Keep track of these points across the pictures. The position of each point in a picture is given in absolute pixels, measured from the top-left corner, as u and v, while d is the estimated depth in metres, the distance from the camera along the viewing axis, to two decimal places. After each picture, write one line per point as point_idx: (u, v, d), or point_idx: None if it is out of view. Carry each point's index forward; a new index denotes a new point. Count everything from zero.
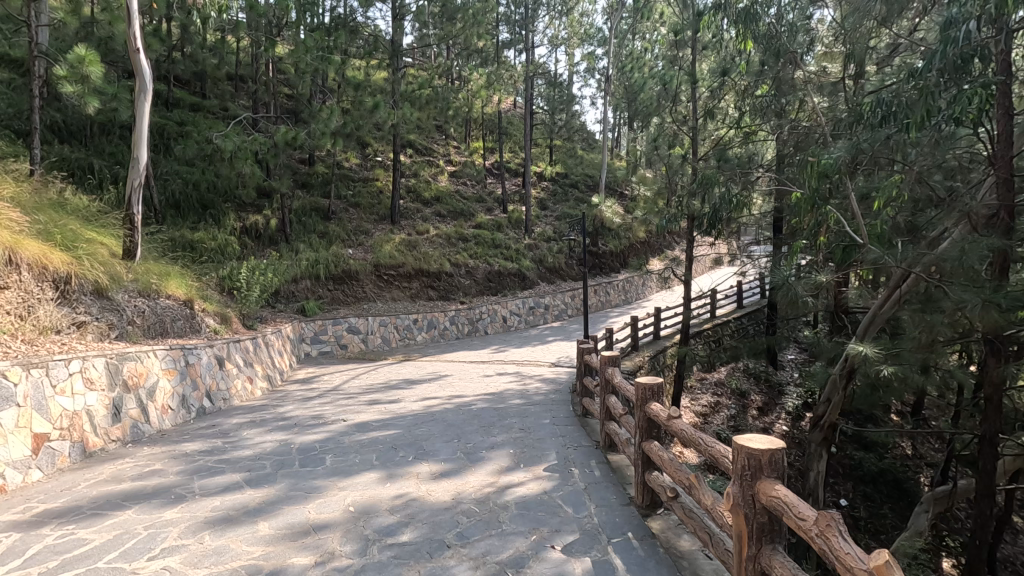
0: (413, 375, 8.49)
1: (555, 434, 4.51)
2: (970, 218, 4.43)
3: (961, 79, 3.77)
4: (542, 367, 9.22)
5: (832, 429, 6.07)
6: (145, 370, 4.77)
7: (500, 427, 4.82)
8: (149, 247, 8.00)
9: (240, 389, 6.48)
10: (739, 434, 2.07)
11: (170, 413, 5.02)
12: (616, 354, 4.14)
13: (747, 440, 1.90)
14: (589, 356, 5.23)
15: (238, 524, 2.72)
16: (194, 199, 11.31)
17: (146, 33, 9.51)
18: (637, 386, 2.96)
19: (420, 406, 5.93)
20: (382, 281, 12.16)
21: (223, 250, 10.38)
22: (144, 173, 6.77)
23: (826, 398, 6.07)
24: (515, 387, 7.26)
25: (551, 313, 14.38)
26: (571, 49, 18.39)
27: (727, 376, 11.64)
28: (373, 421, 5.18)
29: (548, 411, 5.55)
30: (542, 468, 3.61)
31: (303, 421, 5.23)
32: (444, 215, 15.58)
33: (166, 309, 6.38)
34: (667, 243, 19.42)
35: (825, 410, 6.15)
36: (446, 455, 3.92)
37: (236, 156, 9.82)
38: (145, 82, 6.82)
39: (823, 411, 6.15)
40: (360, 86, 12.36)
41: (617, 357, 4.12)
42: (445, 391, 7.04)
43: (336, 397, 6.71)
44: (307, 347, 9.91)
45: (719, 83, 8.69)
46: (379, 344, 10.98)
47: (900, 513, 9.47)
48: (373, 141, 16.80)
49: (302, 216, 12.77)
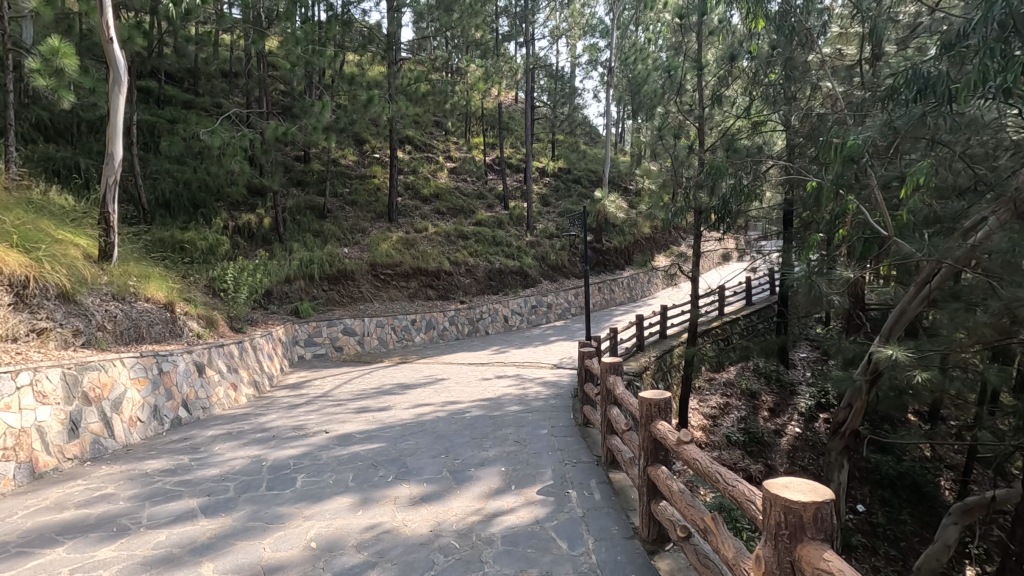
0: (408, 379, 8.12)
1: (553, 448, 4.12)
2: (1015, 203, 3.99)
3: (1008, 48, 3.34)
4: (544, 368, 8.86)
5: (853, 436, 5.67)
6: (109, 380, 4.42)
7: (493, 439, 4.44)
8: (131, 247, 7.68)
9: (222, 397, 6.13)
10: (773, 479, 1.67)
11: (139, 426, 4.67)
12: (619, 359, 3.74)
13: (784, 490, 1.50)
14: (590, 361, 4.84)
15: (178, 566, 2.35)
16: (184, 198, 11.01)
17: (129, 26, 9.17)
18: (641, 402, 2.56)
19: (411, 415, 5.56)
20: (379, 281, 11.80)
21: (214, 251, 10.06)
22: (120, 169, 6.42)
23: (846, 403, 5.65)
24: (513, 392, 6.88)
25: (553, 312, 13.99)
26: (572, 41, 17.93)
27: (736, 376, 11.24)
28: (359, 431, 4.82)
29: (547, 419, 5.16)
30: (535, 490, 3.22)
31: (282, 433, 4.87)
32: (444, 212, 15.22)
33: (143, 313, 6.05)
34: (673, 239, 18.97)
35: (845, 415, 5.74)
36: (430, 474, 3.53)
37: (225, 153, 9.47)
38: (120, 72, 6.48)
39: (844, 417, 5.76)
40: (355, 80, 11.99)
41: (620, 363, 3.72)
42: (440, 397, 6.67)
43: (324, 404, 6.35)
44: (300, 350, 9.60)
45: (727, 70, 8.24)
46: (376, 346, 10.63)
47: (919, 519, 9.05)
48: (370, 137, 16.42)
49: (297, 214, 12.42)
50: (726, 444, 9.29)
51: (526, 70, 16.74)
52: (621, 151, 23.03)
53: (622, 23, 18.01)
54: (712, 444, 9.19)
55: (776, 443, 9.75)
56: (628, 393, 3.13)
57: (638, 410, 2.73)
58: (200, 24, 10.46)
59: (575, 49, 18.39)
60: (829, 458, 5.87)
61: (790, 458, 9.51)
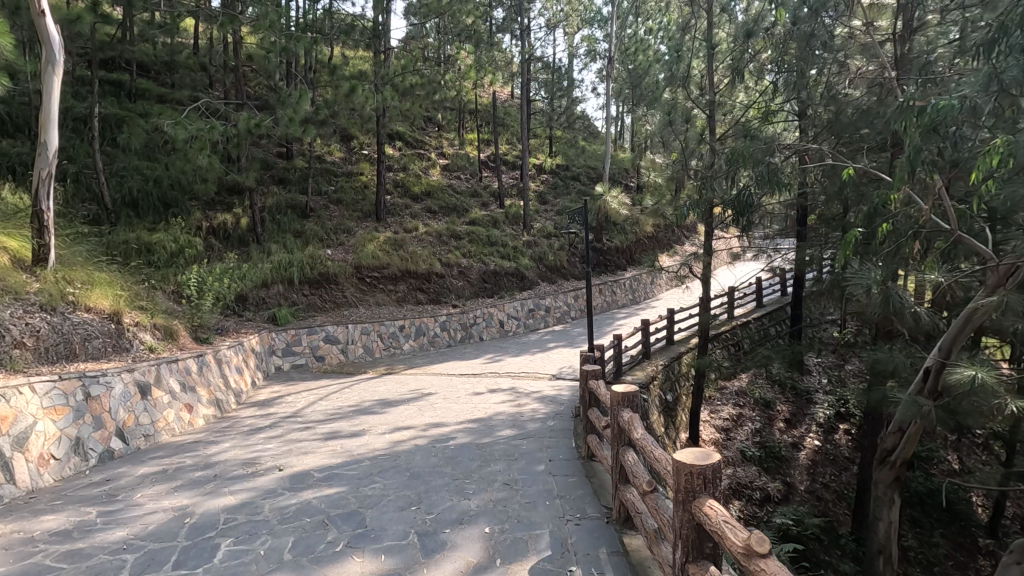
0: (391, 394, 7.33)
1: (550, 495, 3.32)
2: None
3: None
4: (541, 379, 8.06)
5: (907, 468, 4.88)
6: (9, 413, 3.65)
7: (478, 480, 3.64)
8: (79, 249, 6.89)
9: (172, 422, 5.34)
10: None
11: (52, 466, 3.91)
12: (633, 385, 2.99)
13: None
14: (595, 383, 4.06)
15: None
16: (154, 196, 10.31)
17: (84, 8, 8.39)
18: (677, 469, 2.00)
19: (386, 444, 4.77)
20: (364, 285, 11.01)
21: (183, 253, 9.28)
22: (55, 161, 5.68)
23: (898, 428, 4.85)
24: (507, 410, 6.09)
25: (552, 316, 13.16)
26: (570, 31, 17.16)
27: (749, 384, 10.46)
28: (319, 469, 4.01)
29: (543, 449, 4.36)
30: (526, 568, 2.44)
31: (228, 470, 4.06)
32: (436, 211, 14.45)
33: (79, 327, 5.27)
34: (676, 237, 18.20)
35: (895, 442, 4.94)
36: (391, 540, 2.75)
37: (191, 146, 8.64)
38: (55, 51, 5.67)
39: (895, 444, 4.95)
40: (337, 70, 11.18)
41: (634, 390, 2.99)
42: (423, 417, 5.87)
43: (289, 429, 5.55)
44: (277, 360, 8.83)
45: (742, 49, 7.47)
46: (361, 355, 9.83)
47: (952, 541, 8.29)
48: (358, 133, 15.62)
49: (277, 214, 11.64)
50: (740, 460, 8.54)
51: (523, 61, 15.92)
52: (621, 148, 22.25)
53: (621, 12, 17.23)
54: (726, 460, 8.44)
55: (794, 458, 8.99)
56: (652, 442, 2.41)
57: (669, 475, 2.16)
58: (168, 8, 9.66)
59: (573, 41, 17.59)
60: (876, 491, 5.12)
61: (810, 474, 8.76)
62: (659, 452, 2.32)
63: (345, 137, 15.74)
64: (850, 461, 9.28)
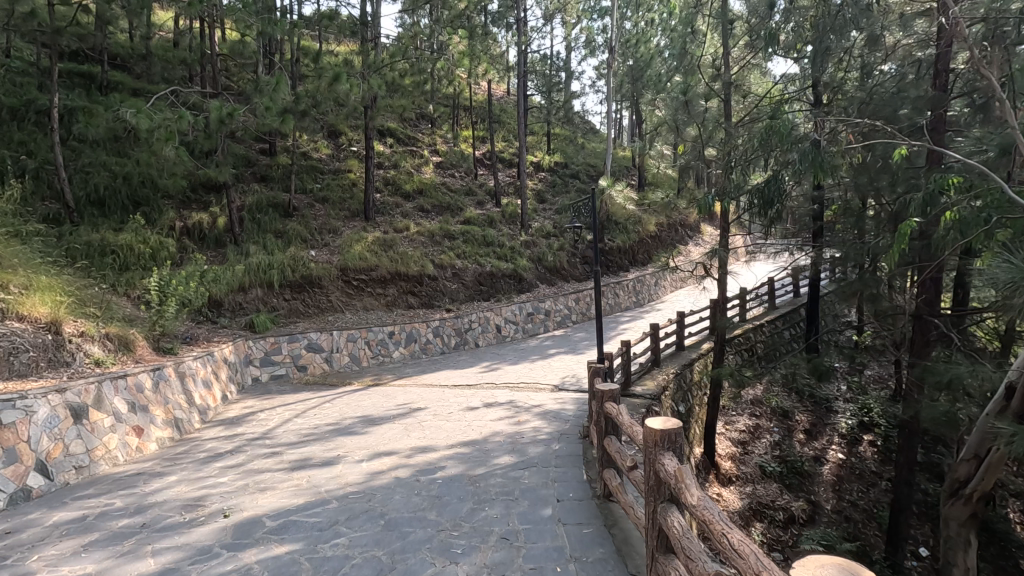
0: (376, 409, 6.57)
1: (561, 559, 2.60)
2: None
3: None
4: (542, 391, 7.31)
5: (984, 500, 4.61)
6: None
7: (468, 533, 2.92)
8: (25, 249, 6.16)
9: (115, 449, 4.60)
10: None
11: None
12: (676, 421, 2.27)
13: None
14: (614, 407, 3.32)
15: None
16: (123, 194, 9.59)
17: None
18: None
19: (361, 476, 4.01)
20: (351, 288, 10.25)
21: (155, 254, 8.60)
22: None
23: (975, 458, 4.57)
24: (506, 430, 5.33)
25: (552, 320, 12.33)
26: (569, 21, 16.44)
27: (764, 392, 9.73)
28: (274, 515, 3.26)
29: (549, 485, 3.62)
30: None
31: (161, 517, 3.30)
32: (428, 210, 13.68)
33: (2, 339, 4.57)
34: (680, 236, 17.50)
35: (970, 472, 4.64)
36: None
37: (155, 137, 7.88)
38: None
39: (969, 473, 4.66)
40: (320, 57, 10.41)
41: (678, 427, 2.27)
42: (408, 440, 5.11)
43: (253, 455, 4.78)
44: (255, 371, 8.09)
45: (763, 26, 6.78)
46: (347, 364, 9.07)
47: (992, 565, 7.53)
48: (347, 128, 14.86)
49: (257, 213, 10.87)
50: (760, 476, 7.85)
51: (519, 52, 15.16)
52: (621, 145, 21.54)
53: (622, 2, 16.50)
54: (744, 476, 7.75)
55: (818, 474, 8.28)
56: (725, 527, 1.73)
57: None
58: None
59: (572, 32, 16.84)
60: (950, 530, 4.87)
61: (837, 492, 8.03)
62: (737, 544, 1.66)
63: (332, 133, 14.98)
64: (878, 476, 8.50)
